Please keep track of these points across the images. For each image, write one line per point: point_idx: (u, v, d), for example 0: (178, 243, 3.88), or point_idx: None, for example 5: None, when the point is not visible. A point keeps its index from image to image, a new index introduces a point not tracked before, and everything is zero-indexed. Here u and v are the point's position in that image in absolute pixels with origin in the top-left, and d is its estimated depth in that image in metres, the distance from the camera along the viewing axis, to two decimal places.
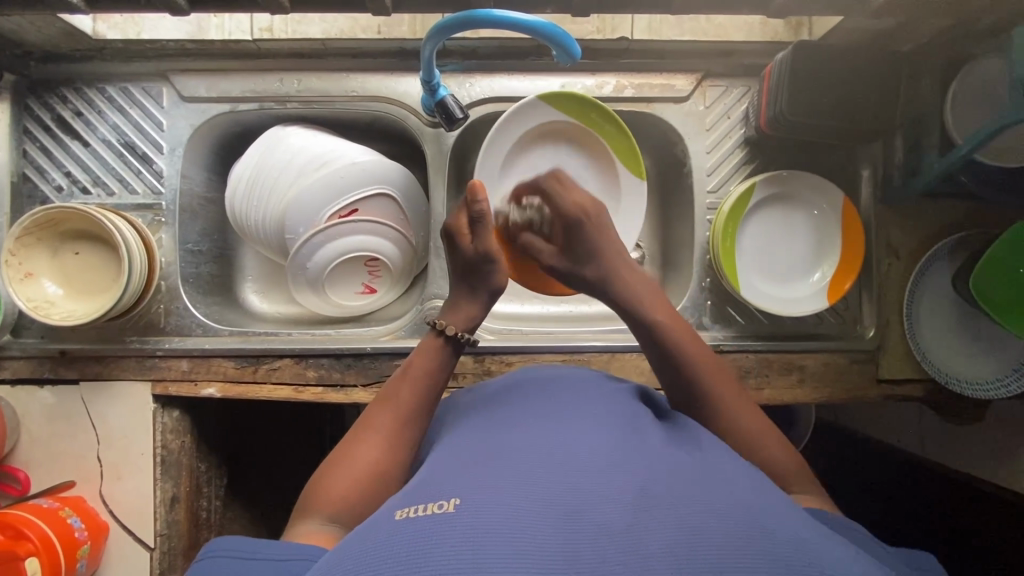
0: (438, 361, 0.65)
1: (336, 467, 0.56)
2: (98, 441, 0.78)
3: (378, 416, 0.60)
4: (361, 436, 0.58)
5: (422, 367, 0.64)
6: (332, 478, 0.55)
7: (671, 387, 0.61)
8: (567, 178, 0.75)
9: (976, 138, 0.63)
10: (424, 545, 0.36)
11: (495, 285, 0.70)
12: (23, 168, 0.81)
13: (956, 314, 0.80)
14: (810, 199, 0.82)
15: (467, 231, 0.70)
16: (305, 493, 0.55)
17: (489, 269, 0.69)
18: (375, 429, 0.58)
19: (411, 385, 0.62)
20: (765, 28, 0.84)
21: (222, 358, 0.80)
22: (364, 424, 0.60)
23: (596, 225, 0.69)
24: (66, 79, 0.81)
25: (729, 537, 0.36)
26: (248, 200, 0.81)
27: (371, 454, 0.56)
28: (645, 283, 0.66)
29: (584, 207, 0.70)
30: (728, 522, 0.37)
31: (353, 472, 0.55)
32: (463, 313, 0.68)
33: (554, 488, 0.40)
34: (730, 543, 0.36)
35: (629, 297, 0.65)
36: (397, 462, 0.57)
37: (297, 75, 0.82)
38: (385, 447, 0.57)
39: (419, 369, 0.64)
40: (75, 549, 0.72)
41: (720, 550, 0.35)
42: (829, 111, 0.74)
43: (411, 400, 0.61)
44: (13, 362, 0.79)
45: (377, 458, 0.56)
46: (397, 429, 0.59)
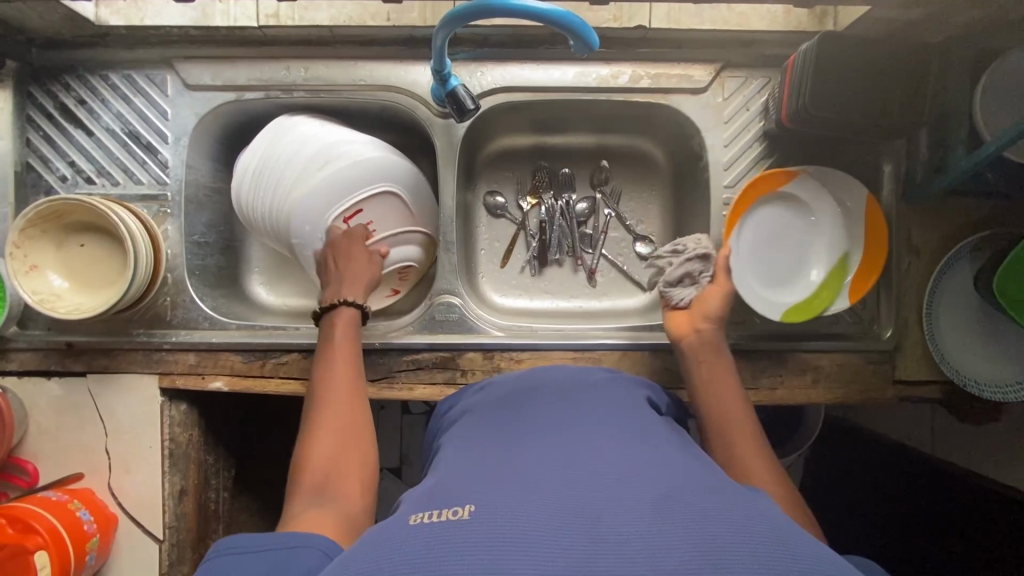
0: (355, 333, 0.69)
1: (306, 454, 0.57)
2: (106, 433, 0.78)
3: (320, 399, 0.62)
4: (316, 421, 0.60)
5: (347, 340, 0.68)
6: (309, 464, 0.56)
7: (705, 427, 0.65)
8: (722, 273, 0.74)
9: (1007, 135, 0.61)
10: (437, 553, 0.35)
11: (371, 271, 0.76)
12: (27, 157, 0.80)
13: (977, 315, 0.78)
14: (831, 194, 0.80)
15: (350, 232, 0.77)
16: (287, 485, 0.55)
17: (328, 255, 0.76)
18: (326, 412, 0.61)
19: (346, 361, 0.66)
20: (788, 18, 0.79)
21: (229, 352, 0.79)
22: (316, 409, 0.61)
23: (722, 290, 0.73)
24: (68, 66, 0.80)
25: (753, 556, 0.34)
26: (254, 191, 0.79)
27: (334, 434, 0.59)
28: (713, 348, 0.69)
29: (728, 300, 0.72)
30: (752, 541, 0.35)
31: (326, 457, 0.56)
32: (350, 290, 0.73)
33: (573, 498, 0.39)
34: (755, 563, 0.34)
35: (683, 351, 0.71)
36: (360, 435, 0.60)
37: (304, 63, 0.80)
38: (342, 422, 0.60)
39: (344, 348, 0.67)
40: (84, 542, 0.72)
41: (747, 567, 0.34)
42: (855, 103, 0.71)
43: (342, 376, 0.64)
44: (20, 354, 0.78)
45: (339, 434, 0.59)
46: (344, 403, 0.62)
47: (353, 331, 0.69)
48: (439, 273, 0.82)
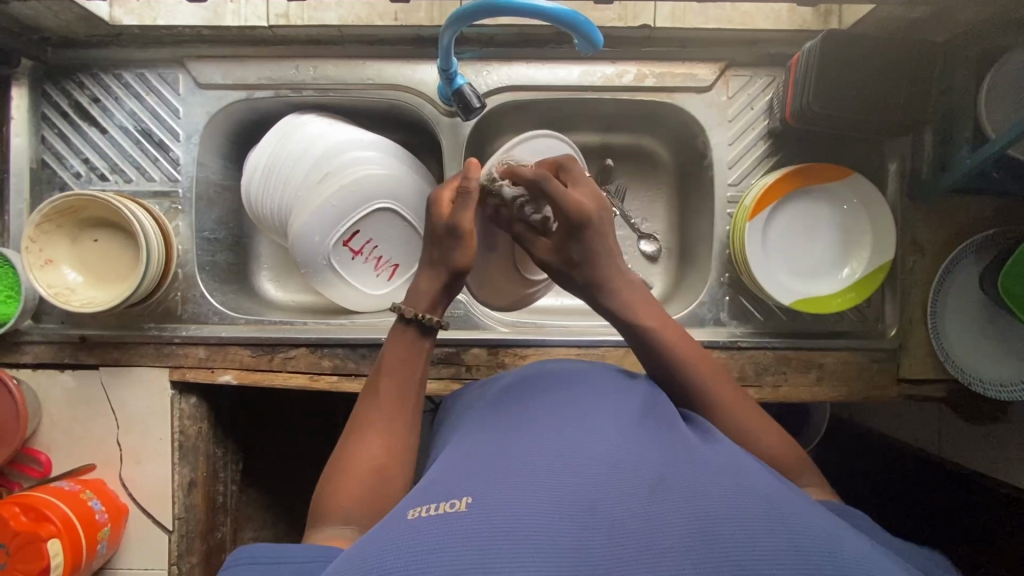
0: (417, 349, 0.63)
1: (339, 469, 0.55)
2: (118, 425, 0.79)
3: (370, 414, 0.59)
4: (355, 437, 0.57)
5: (407, 356, 0.63)
6: (339, 481, 0.54)
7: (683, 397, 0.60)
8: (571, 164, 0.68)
9: (1010, 133, 0.61)
10: (435, 543, 0.36)
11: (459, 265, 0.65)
12: (42, 154, 0.81)
13: (983, 314, 0.78)
14: (839, 192, 0.80)
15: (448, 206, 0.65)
16: (315, 496, 0.54)
17: (452, 247, 0.64)
18: (367, 428, 0.58)
19: (399, 379, 0.61)
20: (791, 16, 0.78)
21: (237, 346, 0.80)
22: (362, 422, 0.58)
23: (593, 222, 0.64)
24: (83, 65, 0.81)
25: (747, 539, 0.35)
26: (263, 188, 0.80)
27: (371, 452, 0.56)
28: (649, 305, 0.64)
29: (589, 212, 0.63)
30: (748, 523, 0.36)
31: (356, 473, 0.54)
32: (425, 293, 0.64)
33: (569, 488, 0.40)
34: (749, 545, 0.34)
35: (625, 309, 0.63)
36: (397, 456, 0.56)
37: (313, 62, 0.81)
38: (383, 442, 0.57)
39: (395, 362, 0.62)
40: (95, 531, 0.74)
41: (738, 545, 0.34)
42: (857, 101, 0.72)
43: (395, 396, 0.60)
44: (34, 347, 0.80)
45: (375, 455, 0.56)
46: (389, 424, 0.58)
47: (419, 345, 0.63)
48: None
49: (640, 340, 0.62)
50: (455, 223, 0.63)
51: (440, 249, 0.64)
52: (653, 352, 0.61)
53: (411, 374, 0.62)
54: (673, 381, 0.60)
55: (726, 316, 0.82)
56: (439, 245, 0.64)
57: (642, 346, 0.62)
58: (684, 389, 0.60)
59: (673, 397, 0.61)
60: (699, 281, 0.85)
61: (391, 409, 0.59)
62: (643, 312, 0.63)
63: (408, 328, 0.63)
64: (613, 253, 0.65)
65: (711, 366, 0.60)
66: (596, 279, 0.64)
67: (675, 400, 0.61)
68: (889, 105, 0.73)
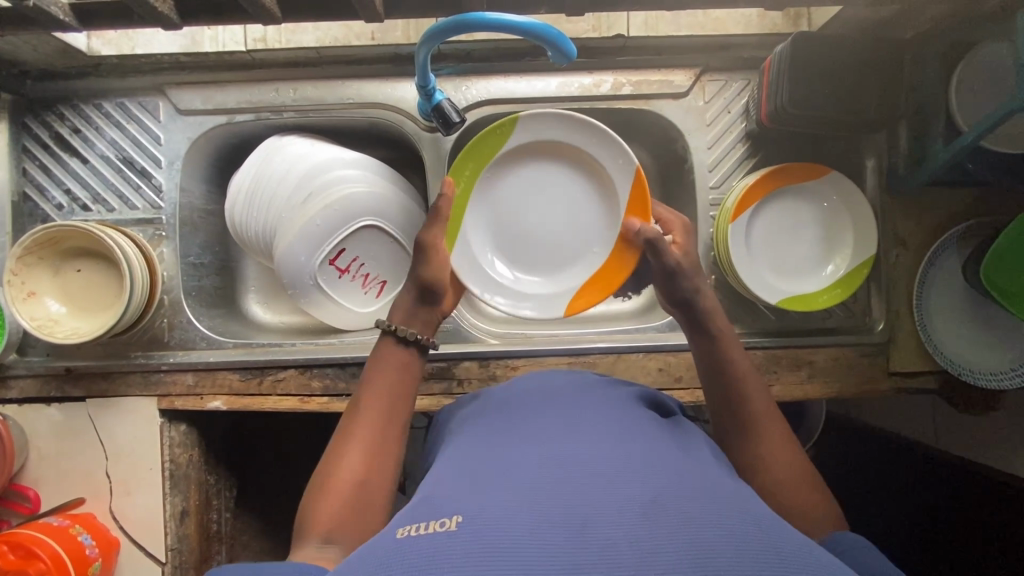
0: (402, 365, 0.63)
1: (322, 487, 0.54)
2: (107, 457, 0.78)
3: (356, 428, 0.58)
4: (338, 451, 0.56)
5: (395, 373, 0.62)
6: (322, 499, 0.53)
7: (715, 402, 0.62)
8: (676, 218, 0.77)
9: (984, 124, 0.62)
10: (424, 565, 0.35)
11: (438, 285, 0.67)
12: (23, 187, 0.81)
13: (968, 304, 0.78)
14: (820, 189, 0.81)
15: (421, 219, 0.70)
16: (297, 519, 0.53)
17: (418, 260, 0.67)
18: (350, 446, 0.57)
19: (383, 395, 0.60)
20: (762, 21, 0.81)
21: (226, 370, 0.79)
22: (346, 435, 0.58)
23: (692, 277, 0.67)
24: (62, 96, 0.82)
25: (742, 561, 0.34)
26: (248, 210, 0.80)
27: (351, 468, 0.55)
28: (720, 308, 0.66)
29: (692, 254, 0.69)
30: (744, 546, 0.35)
31: (336, 492, 0.53)
32: (419, 316, 0.66)
33: (561, 502, 0.39)
34: (745, 568, 0.34)
35: (704, 314, 0.65)
36: (379, 470, 0.56)
37: (293, 84, 0.81)
38: (362, 461, 0.56)
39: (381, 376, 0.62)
40: (86, 567, 0.72)
41: (728, 562, 0.34)
42: (831, 100, 0.73)
43: (382, 410, 0.59)
44: (19, 381, 0.79)
45: (357, 474, 0.55)
46: (373, 443, 0.57)
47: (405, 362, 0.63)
48: None
49: (701, 333, 0.65)
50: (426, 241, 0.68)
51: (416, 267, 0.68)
52: (702, 336, 0.64)
53: (399, 391, 0.61)
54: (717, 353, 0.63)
55: None
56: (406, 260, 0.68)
57: (696, 324, 0.65)
58: (721, 365, 0.62)
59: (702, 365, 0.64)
60: None
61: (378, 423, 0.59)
62: (721, 324, 0.65)
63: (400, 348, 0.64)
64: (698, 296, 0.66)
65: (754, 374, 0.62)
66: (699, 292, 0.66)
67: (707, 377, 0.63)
68: (862, 102, 0.74)
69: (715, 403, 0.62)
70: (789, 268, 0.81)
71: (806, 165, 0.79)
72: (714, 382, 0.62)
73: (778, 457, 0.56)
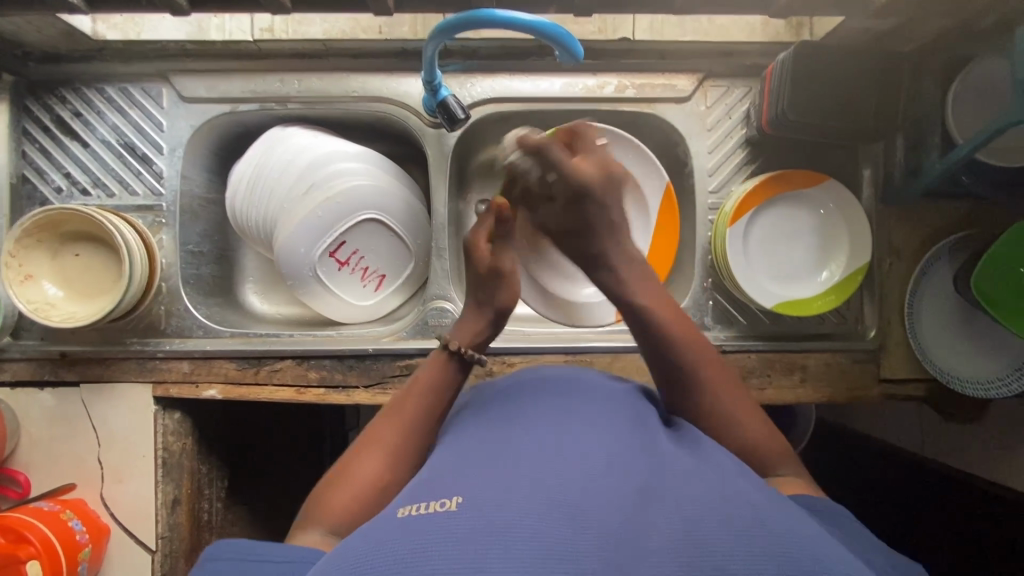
0: (448, 381, 0.63)
1: (339, 479, 0.55)
2: (99, 443, 0.78)
3: (383, 429, 0.59)
4: (362, 449, 0.57)
5: (436, 382, 0.62)
6: (338, 489, 0.54)
7: (663, 378, 0.60)
8: (586, 129, 0.63)
9: (978, 137, 0.63)
10: (422, 544, 0.35)
11: (502, 304, 0.68)
12: (22, 169, 0.81)
13: (958, 313, 0.80)
14: (817, 197, 0.82)
15: (484, 247, 0.69)
16: (310, 498, 0.54)
17: (499, 285, 0.67)
18: (375, 445, 0.57)
19: (423, 403, 0.60)
20: (766, 28, 0.83)
21: (222, 359, 0.79)
22: (373, 434, 0.58)
23: (598, 200, 0.60)
24: (65, 80, 0.81)
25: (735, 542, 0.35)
26: (248, 199, 0.80)
27: (371, 469, 0.55)
28: (642, 275, 0.64)
29: (593, 181, 0.60)
30: (735, 529, 0.36)
31: (351, 482, 0.54)
32: (469, 329, 0.67)
33: (559, 486, 0.40)
34: (737, 547, 0.35)
35: (618, 284, 0.63)
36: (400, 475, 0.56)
37: (298, 75, 0.81)
38: (384, 462, 0.56)
39: (422, 387, 0.62)
40: (76, 553, 0.72)
41: (723, 551, 0.35)
42: (830, 109, 0.74)
43: (416, 419, 0.59)
44: (13, 365, 0.79)
45: (380, 474, 0.55)
46: (397, 444, 0.57)
47: (452, 378, 0.63)
48: (433, 280, 0.83)
49: (635, 314, 0.62)
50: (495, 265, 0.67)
51: (485, 290, 0.68)
52: (644, 328, 0.61)
53: (435, 402, 0.61)
54: (660, 344, 0.60)
55: (711, 321, 0.84)
56: (484, 287, 0.68)
57: (625, 305, 0.62)
58: (684, 373, 0.58)
59: (641, 342, 0.62)
60: (684, 285, 0.87)
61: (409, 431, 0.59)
62: (643, 292, 0.62)
63: (450, 360, 0.64)
64: (611, 225, 0.62)
65: (697, 338, 0.61)
66: (595, 251, 0.63)
67: (653, 365, 0.60)
68: (860, 110, 0.75)
69: (673, 396, 0.59)
70: (784, 274, 0.82)
71: (803, 173, 0.80)
72: (655, 354, 0.60)
73: (746, 409, 0.58)
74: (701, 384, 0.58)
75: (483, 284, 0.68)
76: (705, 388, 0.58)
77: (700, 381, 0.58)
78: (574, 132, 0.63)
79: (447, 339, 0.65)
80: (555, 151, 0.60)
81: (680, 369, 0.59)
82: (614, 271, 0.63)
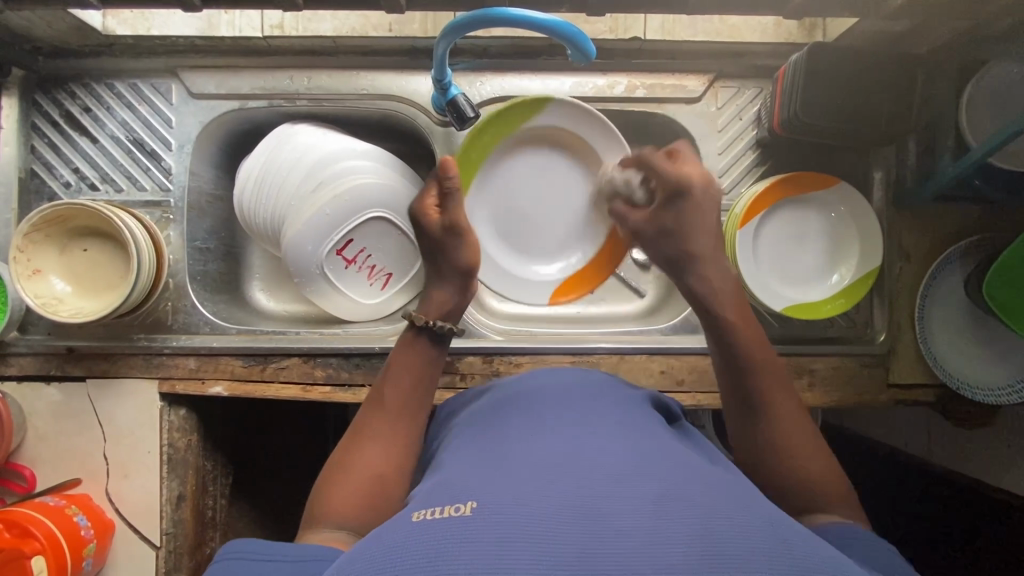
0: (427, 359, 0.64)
1: (335, 477, 0.55)
2: (105, 439, 0.78)
3: (371, 418, 0.59)
4: (355, 444, 0.58)
5: (414, 361, 0.63)
6: (338, 486, 0.54)
7: (732, 394, 0.61)
8: (684, 148, 0.70)
9: (991, 142, 0.62)
10: (439, 549, 0.35)
11: (464, 265, 0.69)
12: (31, 164, 0.81)
13: (968, 319, 0.79)
14: (827, 199, 0.81)
15: (433, 211, 0.70)
16: (310, 504, 0.53)
17: (455, 246, 0.69)
18: (368, 436, 0.58)
19: (406, 385, 0.61)
20: (778, 29, 0.82)
21: (229, 356, 0.79)
22: (360, 424, 0.59)
23: (694, 205, 0.66)
24: (75, 75, 0.81)
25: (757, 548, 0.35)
26: (257, 196, 0.80)
27: (369, 461, 0.55)
28: (724, 278, 0.65)
29: (694, 184, 0.66)
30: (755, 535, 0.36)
31: (353, 480, 0.54)
32: (436, 301, 0.68)
33: (577, 492, 0.40)
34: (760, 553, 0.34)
35: (710, 293, 0.64)
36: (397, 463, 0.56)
37: (307, 73, 0.81)
38: (380, 452, 0.57)
39: (400, 366, 0.63)
40: (81, 548, 0.72)
41: (740, 550, 0.35)
42: (842, 111, 0.73)
43: (402, 403, 0.60)
44: (20, 359, 0.79)
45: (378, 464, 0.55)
46: (389, 431, 0.58)
47: (428, 355, 0.64)
48: None
49: (712, 324, 0.64)
50: (451, 222, 0.68)
51: (444, 254, 0.69)
52: (718, 338, 0.63)
53: (417, 380, 0.62)
54: (733, 356, 0.61)
55: None
56: (444, 252, 0.69)
57: (701, 305, 0.65)
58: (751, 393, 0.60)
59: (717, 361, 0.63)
60: None
61: (396, 415, 0.60)
62: (727, 305, 0.64)
63: (419, 337, 0.65)
64: (704, 232, 0.66)
65: (771, 360, 0.61)
66: (693, 254, 0.66)
67: (725, 374, 0.62)
68: (873, 112, 0.74)
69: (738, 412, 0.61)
70: (793, 276, 0.82)
71: (813, 176, 0.79)
72: (729, 373, 0.62)
73: (801, 437, 0.57)
74: (765, 398, 0.59)
75: (443, 249, 0.69)
76: (769, 398, 0.59)
77: (762, 399, 0.59)
78: (670, 151, 0.70)
79: (412, 313, 0.65)
80: (657, 158, 0.68)
81: (749, 385, 0.60)
82: (709, 281, 0.65)
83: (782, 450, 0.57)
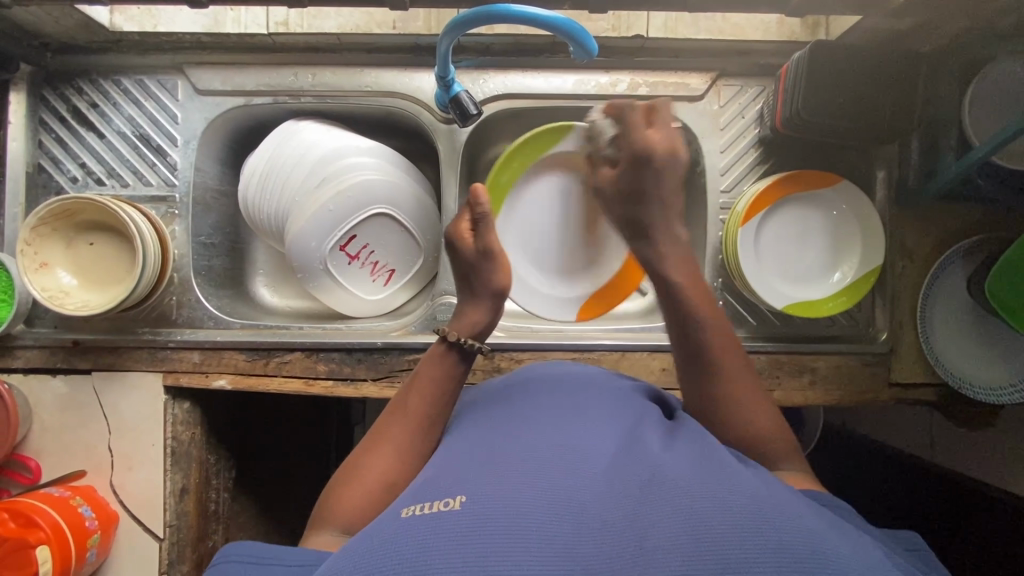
0: (451, 373, 0.63)
1: (343, 480, 0.55)
2: (109, 431, 0.79)
3: (389, 427, 0.59)
4: (367, 450, 0.57)
5: (438, 373, 0.62)
6: (343, 489, 0.55)
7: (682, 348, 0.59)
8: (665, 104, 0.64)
9: (991, 142, 0.62)
10: (428, 545, 0.35)
11: (498, 287, 0.68)
12: (39, 159, 0.81)
13: (970, 317, 0.79)
14: (828, 198, 0.81)
15: (467, 235, 0.69)
16: (320, 500, 0.55)
17: (488, 269, 0.68)
18: (383, 443, 0.57)
19: (428, 397, 0.60)
20: (780, 27, 0.83)
21: (233, 350, 0.80)
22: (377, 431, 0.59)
23: (659, 169, 0.61)
24: (82, 71, 0.82)
25: (747, 538, 0.35)
26: (261, 193, 0.81)
27: (379, 468, 0.55)
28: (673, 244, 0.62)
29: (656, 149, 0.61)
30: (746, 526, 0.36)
31: (360, 482, 0.55)
32: (466, 321, 0.67)
33: (568, 485, 0.40)
34: (749, 543, 0.35)
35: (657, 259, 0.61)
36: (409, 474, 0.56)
37: (312, 70, 0.82)
38: (393, 461, 0.56)
39: (426, 378, 0.62)
40: (85, 539, 0.73)
41: (732, 540, 0.35)
42: (844, 109, 0.73)
43: (422, 414, 0.59)
44: (26, 352, 0.79)
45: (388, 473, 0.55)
46: (406, 441, 0.57)
47: (455, 368, 0.63)
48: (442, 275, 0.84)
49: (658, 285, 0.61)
50: (485, 246, 0.68)
51: (477, 276, 0.68)
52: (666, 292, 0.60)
53: (440, 394, 0.61)
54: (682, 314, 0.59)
55: None
56: (476, 274, 0.68)
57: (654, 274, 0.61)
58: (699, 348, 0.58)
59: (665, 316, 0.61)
60: None
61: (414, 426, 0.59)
62: (675, 266, 0.61)
63: (450, 352, 0.64)
64: (662, 200, 0.62)
65: (716, 314, 0.59)
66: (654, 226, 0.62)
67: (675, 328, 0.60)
68: (875, 111, 0.74)
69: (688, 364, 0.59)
70: (794, 275, 0.82)
71: (814, 175, 0.79)
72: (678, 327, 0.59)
73: (752, 400, 0.56)
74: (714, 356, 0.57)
75: (475, 269, 0.68)
76: (722, 360, 0.57)
77: (711, 357, 0.57)
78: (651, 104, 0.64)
79: (445, 330, 0.65)
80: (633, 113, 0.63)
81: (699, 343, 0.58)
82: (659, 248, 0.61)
83: (731, 408, 0.56)
